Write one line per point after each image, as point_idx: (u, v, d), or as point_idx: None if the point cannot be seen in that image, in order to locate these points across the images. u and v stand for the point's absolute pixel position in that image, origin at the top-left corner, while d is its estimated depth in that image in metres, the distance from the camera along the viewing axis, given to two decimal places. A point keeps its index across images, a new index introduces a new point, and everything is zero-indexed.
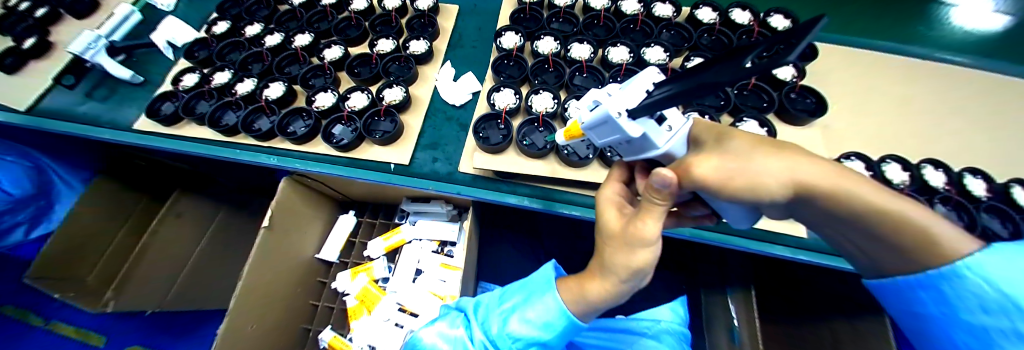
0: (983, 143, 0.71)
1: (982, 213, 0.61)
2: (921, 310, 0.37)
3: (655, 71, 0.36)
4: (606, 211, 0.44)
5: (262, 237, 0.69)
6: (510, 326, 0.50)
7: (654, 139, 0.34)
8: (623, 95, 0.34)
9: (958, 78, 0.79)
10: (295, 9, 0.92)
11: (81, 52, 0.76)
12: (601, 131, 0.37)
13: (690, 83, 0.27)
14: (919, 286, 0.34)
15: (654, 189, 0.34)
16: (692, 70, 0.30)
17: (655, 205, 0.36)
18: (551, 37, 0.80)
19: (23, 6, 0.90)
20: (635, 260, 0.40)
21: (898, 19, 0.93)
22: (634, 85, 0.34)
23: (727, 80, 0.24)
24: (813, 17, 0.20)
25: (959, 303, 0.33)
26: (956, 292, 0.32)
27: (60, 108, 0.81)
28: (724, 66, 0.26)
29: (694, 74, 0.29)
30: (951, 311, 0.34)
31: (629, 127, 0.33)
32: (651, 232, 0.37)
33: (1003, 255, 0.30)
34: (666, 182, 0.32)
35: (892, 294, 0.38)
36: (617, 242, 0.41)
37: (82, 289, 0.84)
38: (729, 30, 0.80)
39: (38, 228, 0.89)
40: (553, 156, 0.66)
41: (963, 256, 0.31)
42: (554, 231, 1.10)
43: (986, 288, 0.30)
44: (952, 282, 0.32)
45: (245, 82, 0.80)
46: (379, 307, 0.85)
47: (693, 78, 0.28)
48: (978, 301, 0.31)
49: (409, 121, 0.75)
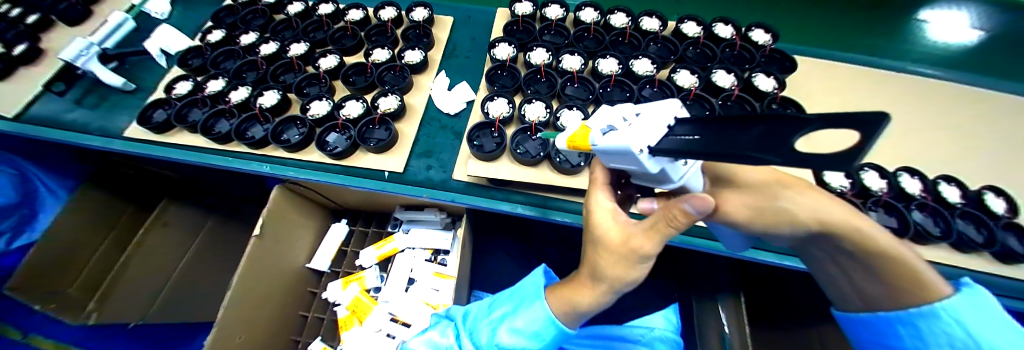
0: (955, 153, 0.74)
1: (957, 219, 0.64)
2: (894, 345, 0.39)
3: (676, 107, 0.35)
4: (602, 219, 0.43)
5: (252, 247, 0.69)
6: (499, 337, 0.51)
7: (671, 174, 0.34)
8: (642, 126, 0.33)
9: (933, 91, 0.83)
10: (290, 19, 0.93)
11: (72, 59, 0.76)
12: (616, 157, 0.37)
13: (720, 144, 0.24)
14: (899, 320, 0.38)
15: (683, 214, 0.32)
16: (731, 126, 0.26)
17: (667, 228, 0.35)
18: (543, 48, 0.81)
19: (14, 12, 0.90)
20: (629, 275, 0.41)
21: (862, 32, 0.99)
22: (654, 117, 0.33)
23: (753, 155, 0.20)
24: (878, 116, 0.15)
25: (931, 339, 0.36)
26: (929, 328, 0.36)
27: (48, 115, 0.80)
28: (767, 138, 0.22)
29: (730, 132, 0.25)
30: (925, 346, 0.37)
31: (649, 163, 0.32)
32: (654, 249, 0.38)
33: (975, 303, 0.35)
34: (704, 210, 0.30)
35: (870, 327, 0.42)
36: (615, 255, 0.41)
37: (64, 300, 0.82)
38: (713, 43, 0.83)
39: (19, 240, 0.83)
40: (546, 164, 0.67)
41: (941, 298, 0.35)
42: (549, 239, 1.10)
43: (955, 326, 0.34)
44: (928, 319, 0.35)
45: (240, 90, 0.80)
46: (371, 318, 0.84)
47: (726, 139, 0.25)
48: (947, 338, 0.35)
49: (404, 129, 0.76)
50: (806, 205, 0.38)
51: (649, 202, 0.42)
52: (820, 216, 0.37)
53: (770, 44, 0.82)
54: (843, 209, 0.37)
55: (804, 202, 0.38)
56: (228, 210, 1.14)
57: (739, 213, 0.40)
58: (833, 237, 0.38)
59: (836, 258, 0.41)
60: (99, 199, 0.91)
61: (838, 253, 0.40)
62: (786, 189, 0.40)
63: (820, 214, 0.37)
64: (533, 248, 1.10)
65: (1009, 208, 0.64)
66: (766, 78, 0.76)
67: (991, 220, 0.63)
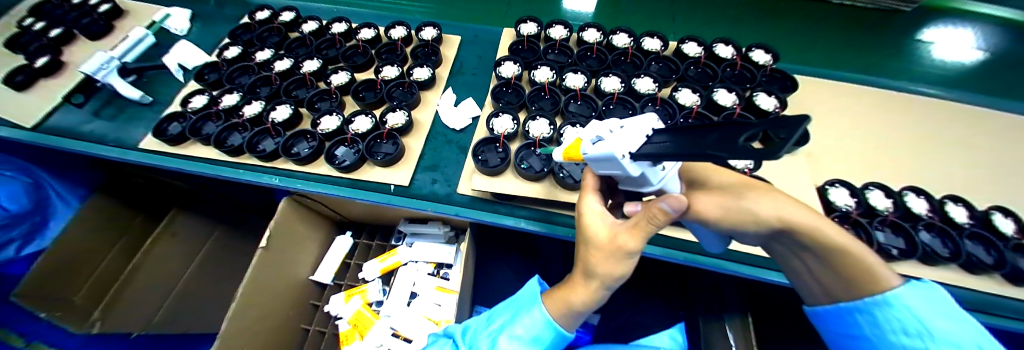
0: (959, 172, 0.74)
1: (966, 240, 0.63)
2: (853, 332, 0.40)
3: (654, 118, 0.38)
4: (591, 221, 0.44)
5: (258, 257, 0.69)
6: (499, 345, 0.50)
7: (651, 178, 0.37)
8: (624, 135, 0.36)
9: (934, 110, 0.84)
10: (304, 37, 0.96)
11: (92, 72, 0.80)
12: (602, 164, 0.39)
13: (689, 145, 0.27)
14: (856, 308, 0.38)
15: (661, 212, 0.34)
16: (696, 129, 0.29)
17: (649, 225, 0.37)
18: (548, 67, 0.85)
19: (39, 26, 0.95)
20: (618, 269, 0.42)
21: (859, 53, 1.01)
22: (633, 127, 0.37)
23: (715, 153, 0.23)
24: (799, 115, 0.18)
25: (886, 325, 0.36)
26: (884, 316, 0.36)
27: (66, 126, 0.82)
28: (724, 136, 0.25)
29: (696, 135, 0.28)
30: (881, 333, 0.37)
31: (630, 167, 0.35)
32: (638, 246, 0.39)
33: (923, 289, 0.35)
34: (679, 207, 0.33)
35: (832, 317, 0.42)
36: (603, 252, 0.42)
37: (70, 309, 0.82)
38: (714, 63, 0.84)
39: (29, 247, 0.81)
40: (550, 179, 0.68)
41: (891, 287, 0.35)
42: (551, 254, 1.10)
43: (906, 314, 0.34)
44: (881, 307, 0.36)
45: (253, 105, 0.83)
46: (372, 332, 0.84)
47: (691, 141, 0.28)
48: (900, 325, 0.35)
49: (410, 144, 0.77)
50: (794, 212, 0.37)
51: (635, 204, 0.44)
52: (781, 214, 0.37)
53: (771, 63, 0.83)
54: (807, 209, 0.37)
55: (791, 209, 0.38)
56: (234, 219, 1.15)
57: (740, 227, 0.41)
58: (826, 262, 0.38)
59: (796, 251, 0.41)
60: (109, 206, 0.93)
61: (798, 248, 0.39)
62: (768, 191, 0.40)
63: (782, 212, 0.37)
64: (536, 263, 1.10)
65: (1019, 229, 0.63)
66: (767, 97, 0.77)
67: (1001, 242, 0.62)
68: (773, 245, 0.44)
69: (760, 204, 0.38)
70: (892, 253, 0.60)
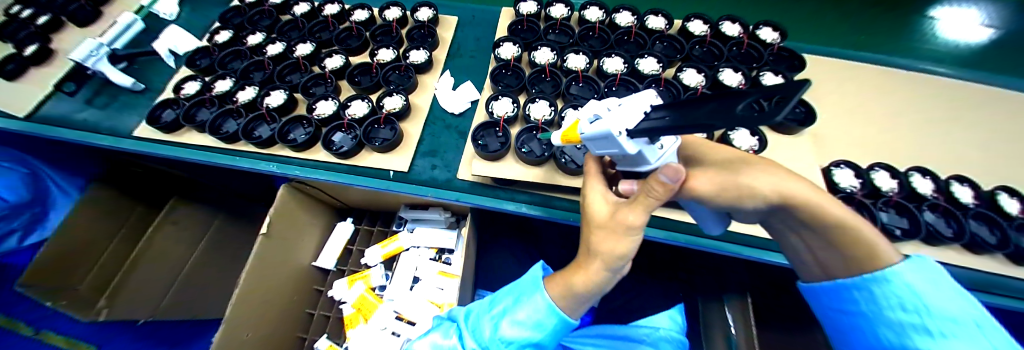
0: (966, 151, 0.73)
1: (970, 220, 0.63)
2: (850, 309, 0.39)
3: (653, 94, 0.36)
4: (594, 200, 0.46)
5: (260, 245, 0.69)
6: (501, 330, 0.50)
7: (648, 157, 0.37)
8: (622, 112, 0.35)
9: (943, 89, 0.82)
10: (296, 20, 0.93)
11: (82, 60, 0.78)
12: (600, 143, 0.38)
13: (687, 118, 0.27)
14: (854, 285, 0.38)
15: (660, 184, 0.33)
16: (690, 102, 0.29)
17: (648, 198, 0.36)
18: (548, 48, 0.82)
19: (26, 13, 0.91)
20: (619, 248, 0.41)
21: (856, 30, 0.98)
22: (631, 103, 0.35)
23: (715, 122, 0.23)
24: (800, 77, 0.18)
25: (884, 302, 0.36)
26: (881, 292, 0.36)
27: (59, 115, 0.81)
28: (720, 106, 0.25)
29: (691, 109, 0.28)
30: (878, 310, 0.36)
31: (627, 145, 0.34)
32: (639, 220, 0.39)
33: (927, 270, 0.35)
34: (676, 177, 0.32)
35: (828, 295, 0.42)
36: (605, 230, 0.43)
37: (76, 297, 0.81)
38: (720, 42, 0.82)
39: (30, 237, 0.85)
40: (551, 163, 0.67)
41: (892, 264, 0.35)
42: (552, 238, 1.10)
43: (905, 290, 0.34)
44: (880, 284, 0.35)
45: (246, 91, 0.81)
46: (376, 316, 0.85)
47: (687, 114, 0.28)
48: (898, 299, 0.34)
49: (409, 129, 0.76)
50: (800, 190, 0.36)
51: (630, 183, 0.45)
52: (781, 188, 0.37)
53: (779, 42, 0.81)
54: (807, 187, 0.37)
55: (798, 187, 0.37)
56: (236, 208, 1.16)
57: (747, 207, 0.39)
58: (832, 243, 0.38)
59: (796, 230, 0.41)
60: (110, 196, 0.93)
61: (797, 225, 0.40)
62: (765, 166, 0.40)
63: (770, 186, 0.37)
64: (538, 247, 1.10)
65: (1023, 209, 0.63)
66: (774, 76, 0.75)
67: (1004, 221, 0.62)
68: (768, 224, 0.44)
69: (764, 182, 0.38)
70: (895, 233, 0.59)
